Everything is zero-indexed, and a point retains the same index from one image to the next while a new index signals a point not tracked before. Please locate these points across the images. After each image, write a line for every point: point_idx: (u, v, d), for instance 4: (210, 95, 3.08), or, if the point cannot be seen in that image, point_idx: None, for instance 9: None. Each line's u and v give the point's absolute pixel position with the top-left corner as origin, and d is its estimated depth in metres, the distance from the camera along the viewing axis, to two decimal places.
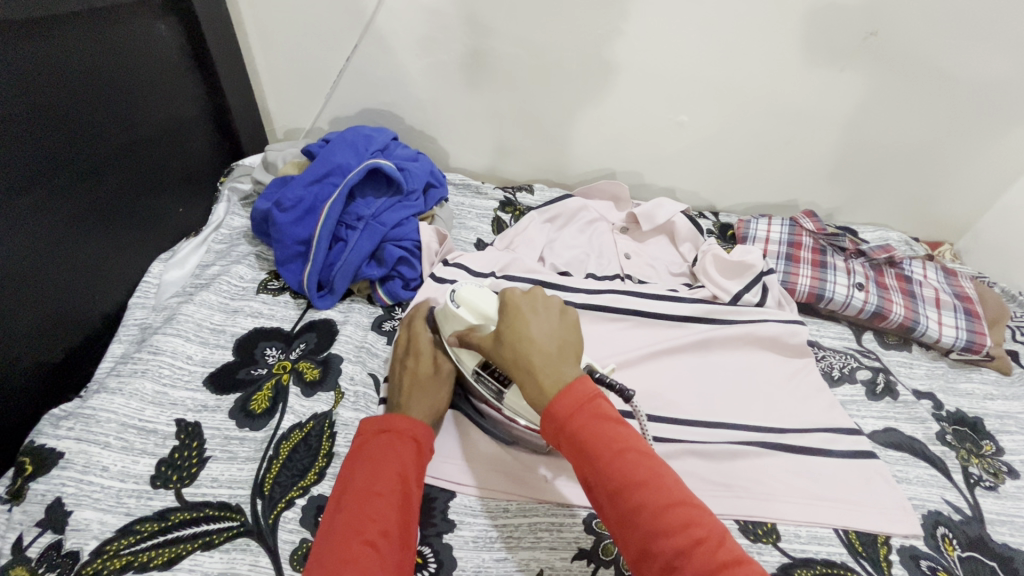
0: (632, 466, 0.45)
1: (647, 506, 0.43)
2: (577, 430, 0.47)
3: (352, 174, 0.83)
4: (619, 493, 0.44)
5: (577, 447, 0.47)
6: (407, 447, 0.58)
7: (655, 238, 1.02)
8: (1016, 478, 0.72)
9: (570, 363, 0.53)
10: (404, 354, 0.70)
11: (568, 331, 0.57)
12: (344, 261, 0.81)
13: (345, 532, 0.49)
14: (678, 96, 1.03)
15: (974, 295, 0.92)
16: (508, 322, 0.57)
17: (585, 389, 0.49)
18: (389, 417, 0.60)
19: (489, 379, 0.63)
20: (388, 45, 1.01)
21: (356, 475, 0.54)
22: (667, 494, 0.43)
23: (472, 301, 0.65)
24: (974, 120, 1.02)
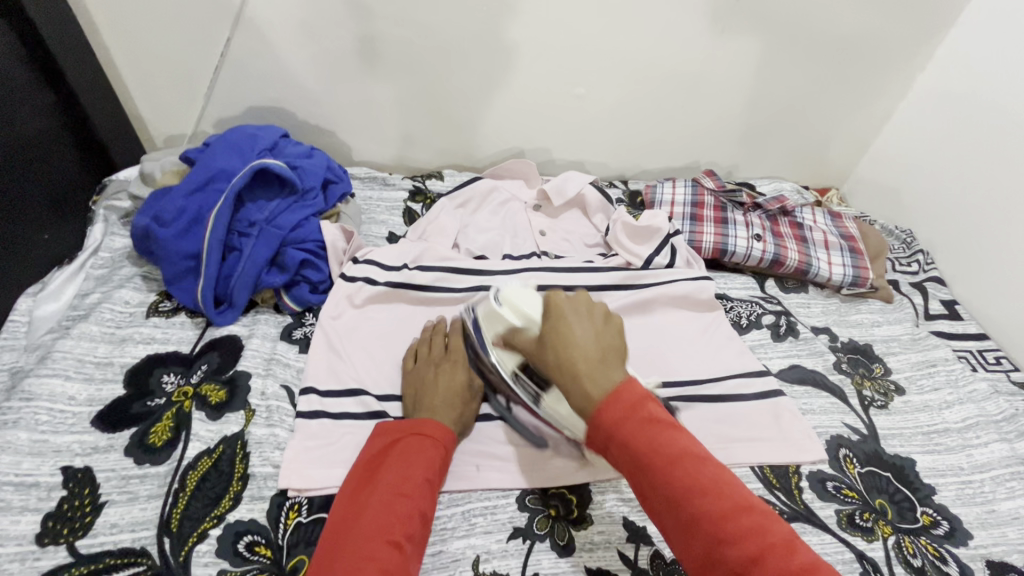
0: (690, 473, 0.43)
1: (707, 514, 0.42)
2: (628, 439, 0.46)
3: (237, 178, 0.77)
4: (678, 501, 0.43)
5: (628, 456, 0.46)
6: (436, 452, 0.59)
7: (568, 213, 1.03)
8: (902, 394, 0.79)
9: (618, 370, 0.51)
10: (440, 360, 0.70)
11: (607, 333, 0.55)
12: (241, 271, 0.76)
13: (369, 530, 0.51)
14: (575, 68, 1.04)
15: (857, 234, 1.00)
16: (550, 322, 0.56)
17: (636, 393, 0.48)
18: (418, 422, 0.61)
19: (527, 381, 0.64)
20: (266, 36, 0.94)
21: (384, 474, 0.56)
22: (726, 500, 0.42)
23: (517, 303, 0.63)
24: (842, 70, 1.10)
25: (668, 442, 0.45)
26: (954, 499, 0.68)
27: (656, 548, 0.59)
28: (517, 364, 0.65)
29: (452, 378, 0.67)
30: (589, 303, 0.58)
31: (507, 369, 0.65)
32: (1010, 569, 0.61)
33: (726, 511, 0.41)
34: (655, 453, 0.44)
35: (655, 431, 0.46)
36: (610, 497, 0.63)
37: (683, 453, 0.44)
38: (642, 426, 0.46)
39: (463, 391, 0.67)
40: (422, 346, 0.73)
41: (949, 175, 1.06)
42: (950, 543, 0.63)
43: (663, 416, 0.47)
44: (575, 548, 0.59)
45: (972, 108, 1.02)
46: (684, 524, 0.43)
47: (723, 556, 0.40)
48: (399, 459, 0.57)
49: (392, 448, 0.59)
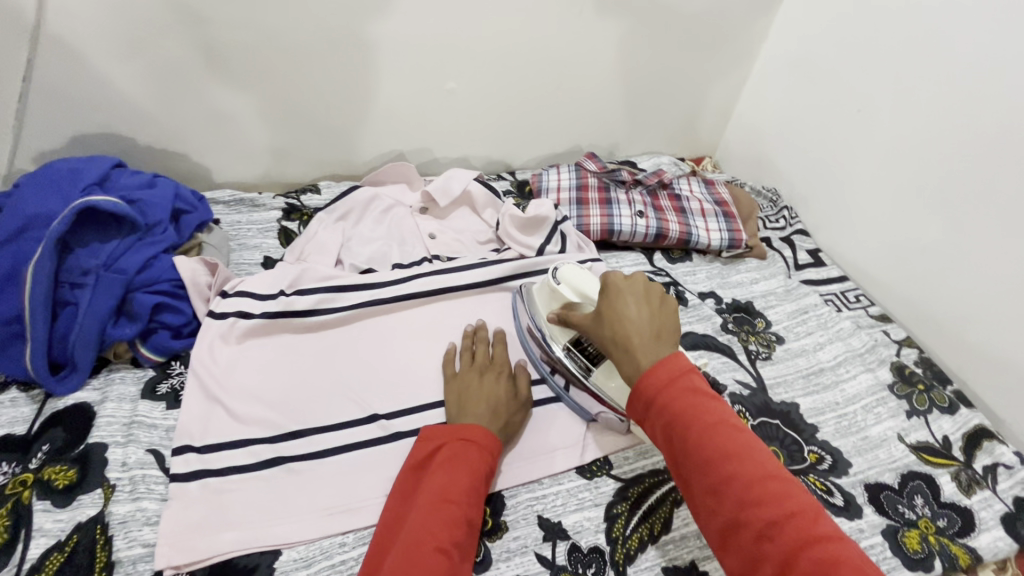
0: (726, 440, 0.46)
1: (736, 477, 0.44)
2: (669, 403, 0.48)
3: (56, 221, 0.66)
4: (709, 463, 0.45)
5: (668, 417, 0.48)
6: (482, 461, 0.58)
7: (456, 212, 1.00)
8: (782, 343, 0.85)
9: (667, 345, 0.53)
10: (483, 368, 0.70)
11: (662, 313, 0.56)
12: (79, 328, 0.66)
13: (419, 535, 0.50)
14: (440, 63, 1.00)
15: (729, 198, 1.06)
16: (608, 301, 0.58)
17: (681, 364, 0.50)
18: (461, 430, 0.60)
19: (579, 355, 0.67)
20: (78, 54, 0.82)
21: (430, 480, 0.55)
22: (760, 469, 0.44)
23: (575, 280, 0.68)
24: (696, 44, 1.16)
25: (709, 410, 0.47)
26: (833, 433, 0.74)
27: (573, 541, 0.59)
28: (569, 340, 0.68)
29: (495, 386, 0.67)
30: (644, 281, 0.59)
31: (558, 344, 0.69)
32: (884, 488, 0.68)
33: (754, 477, 0.44)
34: (694, 417, 0.47)
35: (696, 399, 0.48)
36: (522, 499, 0.62)
37: (720, 422, 0.47)
38: (686, 394, 0.48)
39: (507, 400, 0.66)
40: (467, 353, 0.73)
41: (800, 134, 1.15)
42: (834, 475, 0.69)
43: (704, 387, 0.50)
44: (492, 560, 0.57)
45: (811, 70, 1.11)
46: (712, 485, 0.45)
47: (749, 519, 0.42)
48: (443, 465, 0.56)
49: (437, 456, 0.58)
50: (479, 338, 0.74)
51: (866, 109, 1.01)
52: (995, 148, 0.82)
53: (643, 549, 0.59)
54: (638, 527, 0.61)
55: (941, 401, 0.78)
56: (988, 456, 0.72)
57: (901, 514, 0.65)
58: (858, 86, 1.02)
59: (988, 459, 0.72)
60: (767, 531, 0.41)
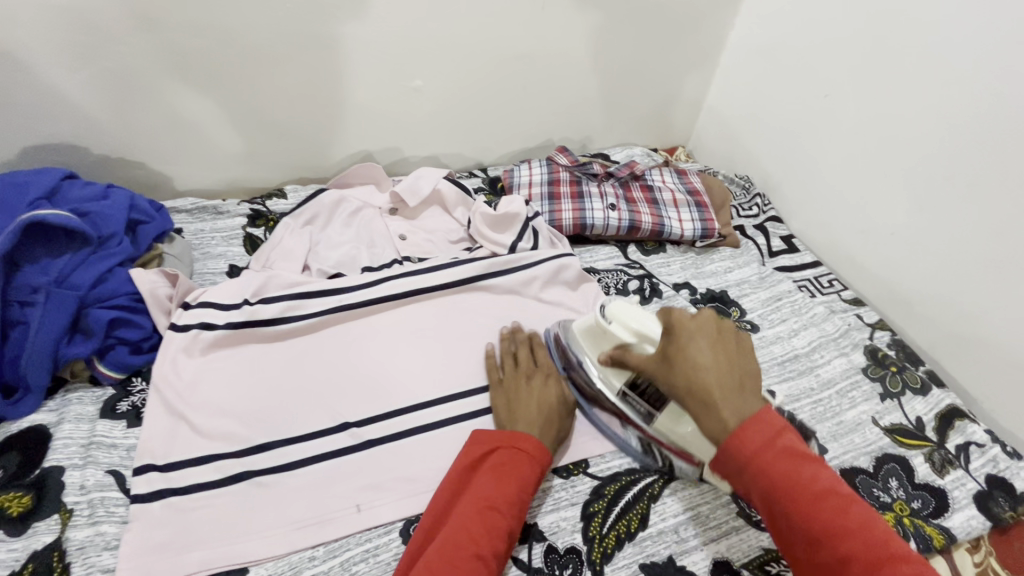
0: (837, 513, 0.46)
1: (854, 556, 0.44)
2: (768, 468, 0.47)
3: (0, 237, 0.63)
4: (819, 539, 0.46)
5: (770, 484, 0.47)
6: (534, 470, 0.57)
7: (426, 212, 0.98)
8: (757, 331, 0.85)
9: (752, 396, 0.52)
10: (531, 372, 0.70)
11: (738, 358, 0.54)
12: (31, 348, 0.64)
13: (458, 538, 0.50)
14: (404, 60, 0.98)
15: (702, 188, 1.05)
16: (675, 343, 0.55)
17: (774, 423, 0.49)
18: (515, 434, 0.59)
19: (638, 399, 0.64)
20: (20, 61, 0.78)
21: (478, 485, 0.55)
22: (876, 546, 0.45)
23: (626, 318, 0.62)
24: (665, 34, 1.15)
25: (810, 477, 0.47)
26: (809, 419, 0.74)
27: (549, 543, 0.58)
28: (622, 378, 0.64)
29: (545, 390, 0.67)
30: (714, 320, 0.56)
31: (614, 386, 0.66)
32: (860, 472, 0.68)
33: (873, 557, 0.44)
34: (797, 487, 0.47)
35: (796, 465, 0.48)
36: None
37: (829, 491, 0.47)
38: (783, 459, 0.48)
39: (560, 404, 0.66)
40: (508, 356, 0.73)
41: (771, 120, 1.15)
42: None
43: (805, 448, 0.49)
44: None
45: (779, 56, 1.11)
46: (825, 560, 0.46)
47: None
48: (492, 472, 0.56)
49: (491, 458, 0.57)
50: (519, 340, 0.75)
51: (834, 93, 1.01)
52: (959, 127, 0.83)
53: (620, 547, 0.59)
54: (615, 524, 0.60)
55: (914, 382, 0.79)
56: (960, 436, 0.72)
57: (876, 497, 0.66)
58: (826, 71, 1.02)
59: (960, 438, 0.72)
60: None
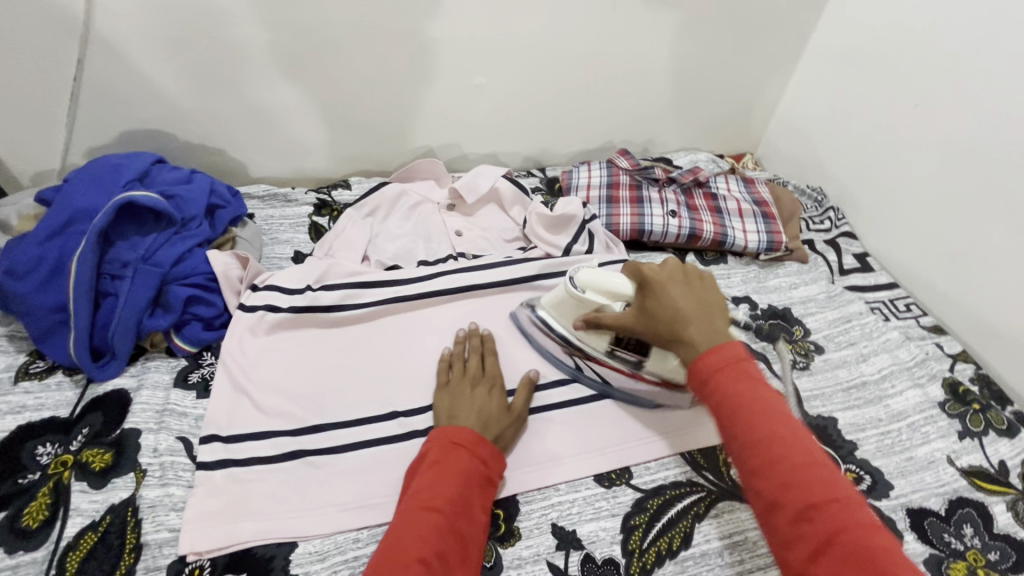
0: (775, 425, 0.47)
1: (784, 460, 0.45)
2: (722, 383, 0.49)
3: (99, 215, 0.70)
4: (758, 445, 0.46)
5: (721, 397, 0.49)
6: (473, 468, 0.56)
7: (484, 209, 0.99)
8: (822, 353, 0.80)
9: (721, 328, 0.54)
10: (477, 380, 0.67)
11: (706, 297, 0.57)
12: (119, 318, 0.69)
13: (399, 542, 0.48)
14: (470, 57, 0.99)
15: (770, 198, 1.00)
16: (650, 296, 0.58)
17: (735, 350, 0.51)
18: (448, 429, 0.58)
19: (625, 351, 0.66)
20: (122, 53, 0.85)
21: (417, 484, 0.54)
22: (807, 455, 0.46)
23: (597, 284, 0.62)
24: (740, 35, 1.10)
25: (761, 397, 0.48)
26: (875, 452, 0.69)
27: (586, 552, 0.58)
28: (609, 340, 0.67)
29: (488, 400, 0.64)
30: (681, 267, 0.59)
31: (602, 347, 0.68)
32: (929, 514, 0.63)
33: (800, 463, 0.45)
34: (747, 401, 0.47)
35: (752, 386, 0.49)
36: (538, 506, 0.61)
37: (772, 408, 0.47)
38: (738, 378, 0.49)
39: (500, 413, 0.64)
40: (459, 361, 0.70)
41: (850, 130, 1.08)
42: (872, 497, 0.64)
43: (757, 373, 0.50)
44: (503, 567, 0.56)
45: (865, 62, 1.03)
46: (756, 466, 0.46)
47: (790, 499, 0.44)
48: (429, 470, 0.55)
49: (428, 459, 0.56)
50: (474, 347, 0.71)
51: (926, 103, 0.93)
52: None
53: (661, 564, 0.57)
54: (656, 540, 0.59)
55: (999, 423, 0.72)
56: None
57: (947, 544, 0.61)
58: (917, 79, 0.94)
59: None
60: (806, 513, 0.43)
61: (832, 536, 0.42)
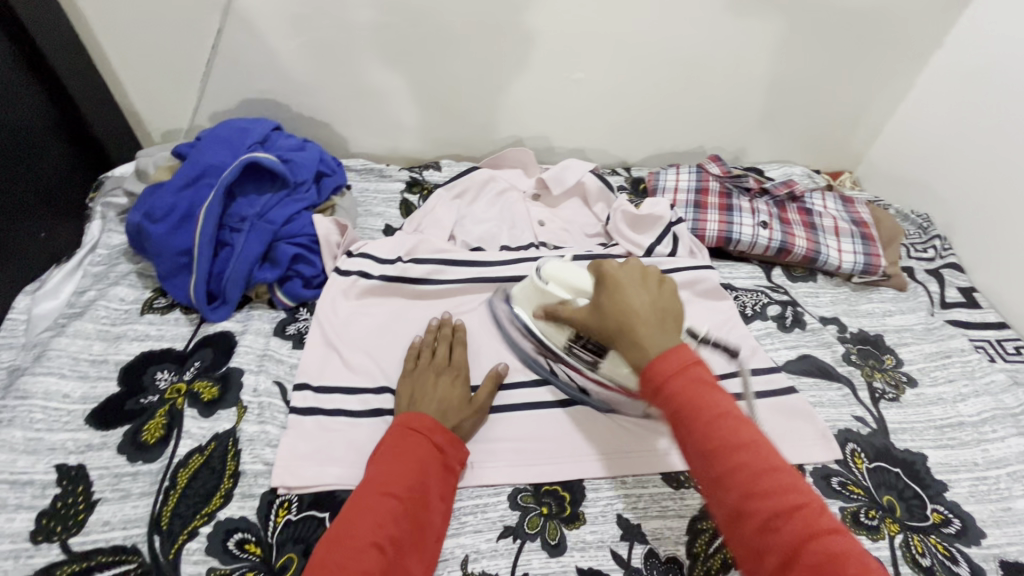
0: (733, 431, 0.45)
1: (745, 468, 0.44)
2: (677, 393, 0.47)
3: (226, 172, 0.77)
4: (717, 454, 0.45)
5: (677, 407, 0.46)
6: (433, 456, 0.57)
7: (568, 202, 1.01)
8: (914, 386, 0.76)
9: (673, 334, 0.52)
10: (441, 368, 0.67)
11: (665, 300, 0.55)
12: (233, 267, 0.76)
13: (351, 529, 0.50)
14: (573, 52, 1.00)
15: (870, 219, 0.95)
16: (608, 293, 0.55)
17: (688, 355, 0.49)
18: (413, 415, 0.59)
19: (583, 350, 0.64)
20: (254, 27, 0.92)
21: (375, 469, 0.55)
22: (766, 459, 0.44)
23: (561, 276, 0.64)
24: (854, 48, 1.05)
25: (716, 402, 0.46)
26: (967, 496, 0.65)
27: (650, 547, 0.58)
28: (568, 337, 0.65)
29: (451, 389, 0.64)
30: (641, 268, 0.57)
31: (560, 343, 0.67)
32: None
33: (761, 470, 0.43)
34: (703, 410, 0.46)
35: (706, 392, 0.47)
36: (604, 495, 0.62)
37: (729, 415, 0.46)
38: (692, 386, 0.47)
39: (461, 404, 0.64)
40: (427, 348, 0.70)
41: (967, 156, 1.01)
42: (960, 543, 0.61)
43: (710, 379, 0.48)
44: (566, 547, 0.57)
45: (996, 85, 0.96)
46: (718, 476, 0.44)
47: (754, 509, 0.42)
48: (390, 456, 0.55)
49: (387, 444, 0.57)
50: (443, 335, 0.71)
51: None
52: None
53: (726, 570, 0.56)
54: (722, 548, 0.58)
55: None
56: None
57: None
58: None
59: None
60: (772, 521, 0.42)
61: (796, 545, 0.40)
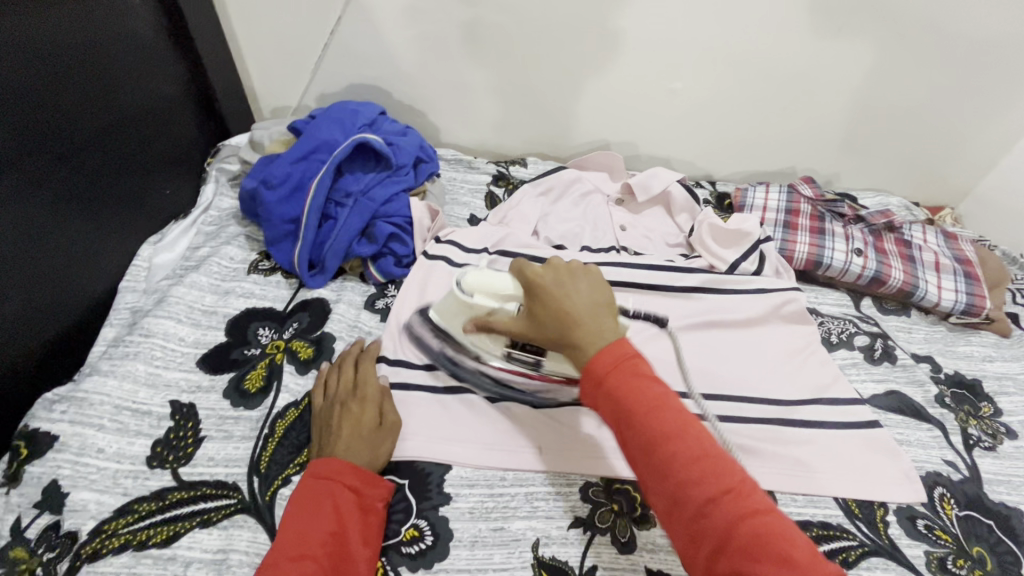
0: (666, 420, 0.44)
1: (680, 457, 0.43)
2: (615, 385, 0.46)
3: (339, 150, 0.82)
4: (653, 444, 0.44)
5: (614, 399, 0.46)
6: (348, 503, 0.55)
7: (651, 209, 1.01)
8: (1014, 438, 0.72)
9: (609, 327, 0.51)
10: (345, 394, 0.64)
11: (600, 296, 0.54)
12: (335, 239, 0.80)
13: None
14: (674, 61, 1.00)
15: (975, 258, 0.91)
16: (541, 299, 0.54)
17: (623, 349, 0.48)
18: (319, 462, 0.57)
19: (522, 352, 0.66)
20: (372, 16, 0.98)
21: (283, 532, 0.52)
22: (700, 447, 0.43)
23: (484, 286, 0.63)
24: (977, 80, 1.00)
25: (648, 391, 0.45)
26: None
27: None
28: (506, 344, 0.66)
29: (359, 416, 0.61)
30: (564, 267, 0.56)
31: (497, 352, 0.67)
32: None
33: (695, 457, 0.42)
34: (636, 399, 0.45)
35: (637, 382, 0.46)
36: None
37: (660, 403, 0.45)
38: (624, 377, 0.46)
39: (372, 429, 0.61)
40: (331, 377, 0.67)
41: None
42: None
43: (647, 370, 0.47)
44: (635, 547, 0.58)
45: None
46: (655, 464, 0.43)
47: (689, 497, 0.41)
48: (297, 512, 0.53)
49: (294, 502, 0.54)
50: (346, 362, 0.68)
51: None
52: None
53: None
54: None
55: None
56: None
57: None
58: None
59: None
60: (705, 508, 0.40)
61: (729, 530, 0.39)
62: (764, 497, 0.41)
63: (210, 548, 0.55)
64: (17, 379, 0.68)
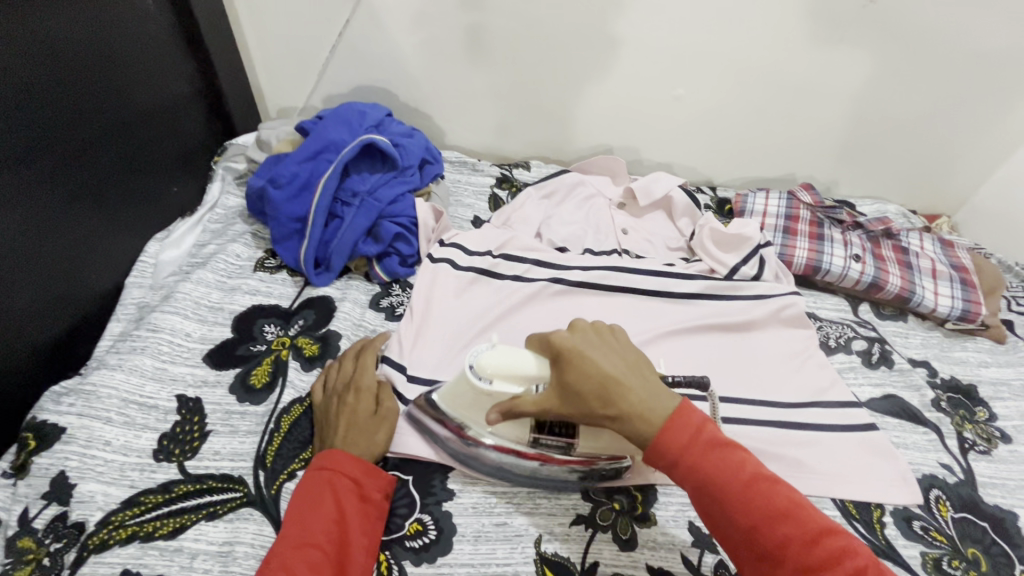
0: (759, 490, 0.45)
1: (781, 528, 0.44)
2: (699, 461, 0.47)
3: (346, 150, 0.83)
4: (752, 523, 0.45)
5: (699, 476, 0.47)
6: (349, 496, 0.55)
7: (653, 214, 1.02)
8: (1008, 443, 0.73)
9: (657, 386, 0.52)
10: (344, 386, 0.65)
11: (632, 355, 0.54)
12: (341, 237, 0.81)
13: None
14: (676, 68, 1.01)
15: (971, 265, 0.92)
16: (570, 372, 0.52)
17: (691, 417, 0.48)
18: (320, 455, 0.58)
19: (551, 438, 0.58)
20: (380, 19, 0.99)
21: (286, 526, 0.52)
22: (796, 511, 0.45)
23: (502, 370, 0.53)
24: (974, 91, 1.02)
25: (731, 463, 0.47)
26: None
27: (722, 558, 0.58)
28: (532, 429, 0.58)
29: (355, 408, 0.62)
30: (591, 328, 0.55)
31: (522, 438, 0.59)
32: None
33: (791, 520, 0.44)
34: (723, 474, 0.46)
35: (720, 453, 0.47)
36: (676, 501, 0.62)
37: (747, 472, 0.46)
38: (706, 450, 0.47)
39: (369, 420, 0.61)
40: (332, 369, 0.68)
41: None
42: None
43: (721, 436, 0.48)
44: (636, 544, 0.58)
45: None
46: (753, 537, 0.45)
47: (800, 565, 0.43)
48: (299, 506, 0.54)
49: (295, 495, 0.55)
50: (348, 354, 0.69)
51: None
52: None
53: None
54: None
55: None
56: None
57: None
58: None
59: None
60: (819, 571, 0.42)
61: None
62: (866, 549, 0.44)
63: (216, 541, 0.55)
64: (24, 372, 0.68)
